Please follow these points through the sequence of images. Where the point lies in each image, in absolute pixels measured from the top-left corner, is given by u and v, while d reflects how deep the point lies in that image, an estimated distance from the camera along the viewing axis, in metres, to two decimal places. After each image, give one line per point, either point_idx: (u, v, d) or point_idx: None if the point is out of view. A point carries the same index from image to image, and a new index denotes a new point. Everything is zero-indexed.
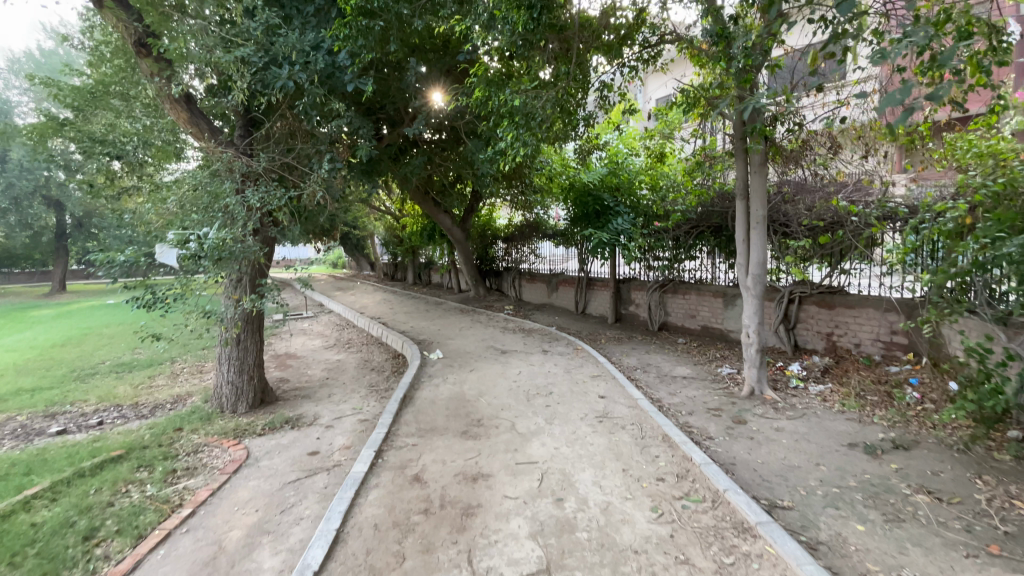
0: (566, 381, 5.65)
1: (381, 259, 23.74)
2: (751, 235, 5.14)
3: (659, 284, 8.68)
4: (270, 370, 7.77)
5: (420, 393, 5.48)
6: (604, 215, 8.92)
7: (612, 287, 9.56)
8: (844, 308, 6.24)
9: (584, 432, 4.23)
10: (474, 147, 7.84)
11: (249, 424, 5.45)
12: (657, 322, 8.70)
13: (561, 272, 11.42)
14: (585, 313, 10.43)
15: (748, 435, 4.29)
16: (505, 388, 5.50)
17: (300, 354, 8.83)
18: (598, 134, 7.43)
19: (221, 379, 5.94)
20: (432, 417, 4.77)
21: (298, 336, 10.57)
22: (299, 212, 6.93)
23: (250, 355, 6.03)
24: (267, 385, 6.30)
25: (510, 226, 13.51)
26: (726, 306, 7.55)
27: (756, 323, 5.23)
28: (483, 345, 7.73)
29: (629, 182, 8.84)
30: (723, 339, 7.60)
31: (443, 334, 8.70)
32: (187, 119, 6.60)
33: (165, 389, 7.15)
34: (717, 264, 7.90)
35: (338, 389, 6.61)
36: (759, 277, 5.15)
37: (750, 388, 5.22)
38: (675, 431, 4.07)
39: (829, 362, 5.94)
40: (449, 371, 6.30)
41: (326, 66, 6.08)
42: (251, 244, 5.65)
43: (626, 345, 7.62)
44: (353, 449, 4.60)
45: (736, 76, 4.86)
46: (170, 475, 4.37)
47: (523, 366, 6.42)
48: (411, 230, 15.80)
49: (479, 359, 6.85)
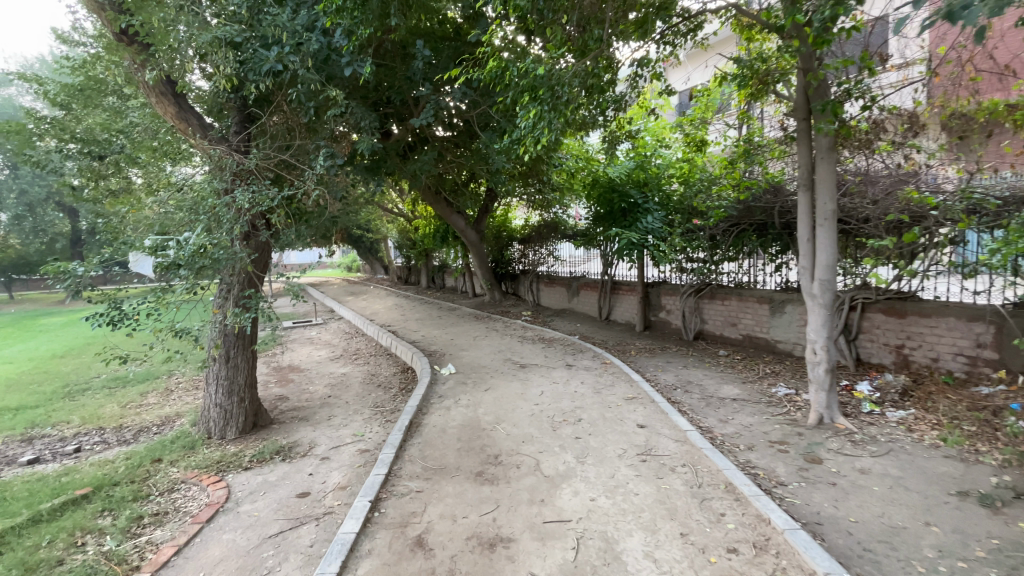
0: (596, 404, 4.89)
1: (395, 263, 23.17)
2: (818, 233, 4.35)
3: (694, 288, 7.87)
4: (269, 386, 7.13)
5: (428, 419, 4.75)
6: (632, 213, 8.14)
7: (639, 292, 8.76)
8: (918, 317, 5.38)
9: (624, 476, 3.47)
10: (488, 140, 7.13)
11: (236, 453, 4.80)
12: (692, 331, 7.88)
13: (582, 275, 10.66)
14: (609, 320, 9.64)
15: (827, 480, 3.49)
16: (525, 413, 4.75)
17: (302, 367, 8.16)
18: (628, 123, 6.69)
19: (209, 401, 5.30)
20: (442, 451, 4.05)
21: (304, 346, 9.96)
22: (296, 214, 6.29)
23: (241, 374, 5.39)
24: (260, 407, 5.65)
25: (526, 227, 12.78)
26: (773, 313, 6.78)
27: (824, 337, 4.41)
28: (501, 358, 6.98)
29: (659, 176, 8.07)
30: (771, 350, 6.79)
31: (456, 345, 7.97)
32: (176, 115, 6.06)
33: (154, 408, 6.53)
34: (760, 266, 7.14)
35: (339, 410, 5.92)
36: (829, 283, 4.36)
37: (817, 415, 4.40)
38: (741, 478, 3.29)
39: (905, 381, 5.06)
40: (462, 390, 5.57)
41: (321, 49, 5.46)
42: (239, 250, 5.02)
43: (660, 357, 6.83)
44: (349, 491, 3.88)
45: (800, 42, 4.08)
46: (135, 522, 3.70)
47: (545, 384, 5.65)
48: (424, 232, 15.19)
49: (495, 376, 6.11)
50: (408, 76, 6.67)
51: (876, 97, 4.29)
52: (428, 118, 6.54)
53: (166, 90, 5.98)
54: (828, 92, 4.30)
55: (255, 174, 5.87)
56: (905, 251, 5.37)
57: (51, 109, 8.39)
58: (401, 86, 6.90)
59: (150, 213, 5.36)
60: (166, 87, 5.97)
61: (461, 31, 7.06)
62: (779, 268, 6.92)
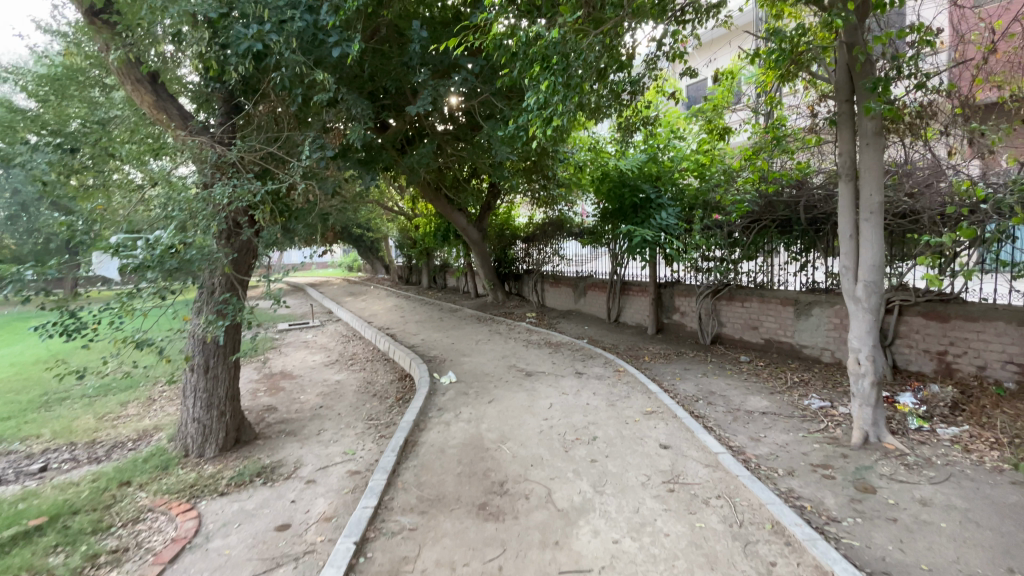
0: (611, 419, 4.41)
1: (397, 262, 22.66)
2: (863, 227, 3.89)
3: (711, 289, 7.39)
4: (257, 396, 6.64)
5: (426, 436, 4.28)
6: (644, 209, 7.67)
7: (651, 292, 8.28)
8: (963, 321, 4.86)
9: (651, 511, 2.99)
10: (489, 130, 6.63)
11: (214, 475, 4.34)
12: (709, 334, 7.40)
13: (589, 274, 10.19)
14: (618, 322, 9.16)
15: (886, 515, 3.00)
16: (534, 430, 4.27)
17: (294, 374, 7.68)
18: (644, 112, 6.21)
19: (186, 416, 4.85)
20: (440, 476, 3.58)
21: (299, 350, 9.51)
22: (284, 211, 5.83)
23: (222, 386, 4.93)
24: (244, 420, 5.18)
25: (531, 225, 12.31)
26: (799, 316, 6.33)
27: (869, 345, 3.94)
28: (505, 364, 6.49)
29: (673, 170, 7.60)
30: (797, 356, 6.32)
31: (457, 350, 7.49)
32: (153, 104, 5.61)
33: (134, 420, 6.07)
34: (783, 265, 6.72)
35: (330, 422, 5.46)
36: (875, 285, 3.89)
37: (862, 434, 3.94)
38: (789, 517, 2.80)
39: (952, 392, 4.56)
40: (463, 402, 5.08)
41: (306, 27, 5.00)
42: (217, 249, 4.57)
43: (676, 364, 6.35)
44: (334, 523, 3.41)
45: (846, 12, 3.61)
46: (89, 562, 3.24)
47: (554, 395, 5.16)
48: (425, 231, 14.73)
49: (499, 385, 5.63)
50: (404, 62, 6.21)
51: (930, 75, 3.81)
52: (425, 107, 5.99)
53: (142, 77, 5.52)
54: (874, 69, 3.83)
55: (245, 166, 5.46)
56: (948, 249, 4.88)
57: (29, 102, 7.93)
58: (396, 73, 6.44)
59: (121, 210, 4.90)
60: (142, 74, 5.51)
61: (460, 15, 6.61)
62: (805, 267, 6.49)
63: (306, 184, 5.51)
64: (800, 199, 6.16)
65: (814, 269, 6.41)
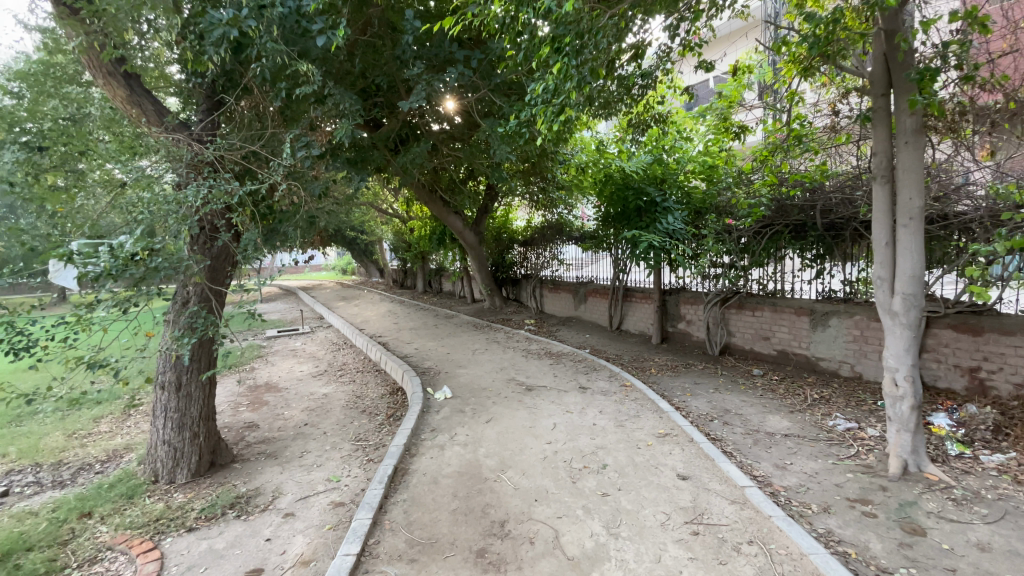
0: (621, 443, 4.03)
1: (392, 266, 22.21)
2: (901, 235, 3.55)
3: (720, 297, 7.02)
4: (238, 411, 6.21)
5: (418, 464, 3.87)
6: (650, 213, 7.28)
7: (656, 300, 7.90)
8: (998, 335, 4.51)
9: (675, 561, 2.60)
10: (487, 128, 6.24)
11: (183, 506, 3.92)
12: (718, 345, 7.02)
13: (590, 280, 9.81)
14: (621, 330, 8.78)
15: (943, 564, 2.63)
16: (536, 456, 3.88)
17: (280, 386, 7.24)
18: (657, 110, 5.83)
19: (156, 438, 4.43)
20: (433, 513, 3.18)
21: (287, 359, 9.06)
22: (266, 214, 5.44)
23: (196, 405, 4.52)
24: (220, 441, 4.76)
25: (529, 228, 11.93)
26: (814, 327, 5.98)
27: (908, 364, 3.59)
28: (504, 377, 6.09)
29: (680, 171, 7.24)
30: (813, 370, 5.97)
31: (453, 361, 7.08)
32: (126, 99, 5.20)
33: (104, 438, 5.63)
34: (796, 272, 6.38)
35: (314, 443, 5.04)
36: (914, 298, 3.54)
37: (901, 463, 3.61)
38: (836, 571, 2.41)
39: (991, 413, 4.21)
40: (459, 422, 4.68)
41: (288, 14, 4.62)
42: (189, 257, 4.16)
43: (685, 377, 5.97)
44: (312, 569, 2.99)
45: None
46: None
47: (557, 414, 4.77)
48: (420, 234, 14.31)
49: (498, 401, 5.23)
50: (396, 55, 5.84)
51: (976, 67, 3.48)
52: (418, 102, 5.53)
53: (114, 70, 5.13)
54: (915, 59, 3.53)
55: (225, 165, 5.07)
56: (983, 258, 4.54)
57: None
58: (388, 67, 6.06)
59: (86, 212, 4.48)
60: (115, 67, 5.12)
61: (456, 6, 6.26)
62: (820, 274, 6.15)
63: (289, 184, 5.11)
64: (816, 203, 5.83)
65: (830, 276, 6.08)
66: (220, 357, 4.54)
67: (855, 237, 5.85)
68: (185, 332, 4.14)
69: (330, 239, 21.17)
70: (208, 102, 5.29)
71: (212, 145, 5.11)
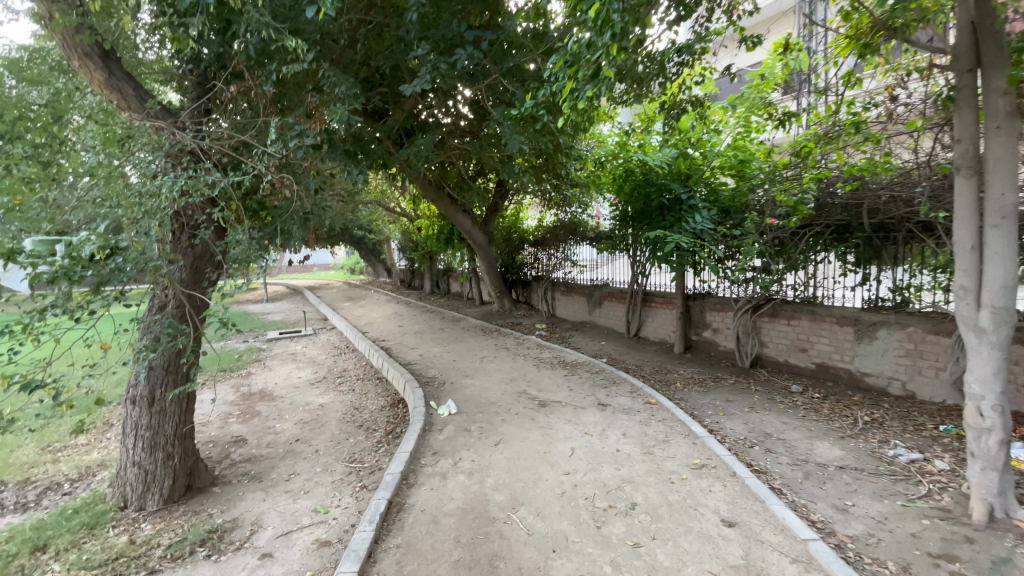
0: (652, 476, 3.49)
1: (399, 266, 21.79)
2: (988, 237, 2.99)
3: (751, 304, 6.44)
4: (227, 424, 5.73)
5: (416, 497, 3.36)
6: (674, 211, 6.72)
7: (678, 306, 7.33)
8: None
9: None
10: (496, 116, 5.71)
11: (149, 541, 3.44)
12: (748, 356, 6.43)
13: (606, 283, 9.27)
14: (639, 338, 8.21)
15: None
16: (552, 490, 3.34)
17: (274, 394, 6.76)
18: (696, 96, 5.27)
19: (126, 458, 3.97)
20: (431, 565, 2.66)
21: (286, 363, 8.59)
22: (256, 210, 4.97)
23: (171, 421, 4.05)
24: (198, 462, 4.29)
25: (540, 228, 11.39)
26: (859, 339, 5.40)
27: (998, 391, 3.01)
28: (514, 390, 5.55)
29: (707, 166, 6.68)
30: (857, 387, 5.39)
31: (459, 370, 6.58)
32: (103, 82, 4.79)
33: (79, 453, 5.17)
34: (836, 279, 5.78)
35: (304, 463, 4.54)
36: (1005, 313, 2.97)
37: (987, 508, 3.03)
38: None
39: None
40: (464, 444, 4.16)
41: None
42: (159, 256, 3.68)
43: (715, 392, 5.41)
44: None
45: None
46: None
47: (574, 436, 4.22)
48: (427, 233, 13.85)
49: (508, 419, 4.70)
50: (399, 35, 5.34)
51: None
52: (422, 86, 4.99)
53: (91, 51, 4.70)
54: (1008, 27, 2.98)
55: (213, 155, 4.63)
56: None
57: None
58: (391, 49, 5.57)
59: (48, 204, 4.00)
60: (91, 48, 4.69)
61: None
62: (865, 281, 5.58)
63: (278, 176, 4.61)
64: (863, 202, 5.27)
65: (876, 282, 5.51)
66: (195, 370, 4.05)
67: (908, 239, 5.28)
68: (148, 346, 3.67)
69: (337, 237, 20.72)
70: (195, 86, 4.87)
71: (198, 133, 4.66)
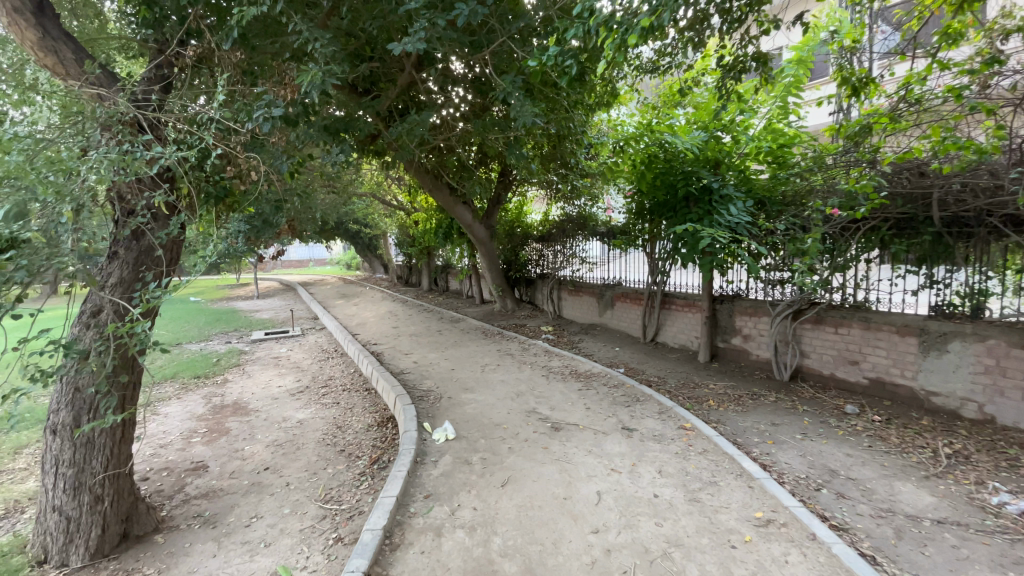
0: (705, 538, 2.71)
1: (396, 262, 21.03)
2: None
3: (791, 308, 5.64)
4: (189, 445, 4.94)
5: (402, 567, 2.57)
6: (702, 202, 5.96)
7: (704, 309, 6.55)
8: None
9: None
10: (505, 84, 4.79)
11: None
12: (788, 368, 5.67)
13: (619, 282, 8.49)
14: (657, 343, 7.43)
15: None
16: (580, 559, 2.56)
17: (249, 407, 5.96)
18: (754, 56, 4.46)
19: (44, 501, 3.21)
20: None
21: (267, 369, 7.80)
22: (219, 196, 4.19)
23: (99, 457, 3.27)
24: (138, 503, 3.51)
25: (545, 222, 10.58)
26: (925, 352, 4.63)
27: None
28: (522, 408, 4.76)
29: (740, 151, 5.90)
30: (921, 409, 4.63)
31: (458, 380, 5.81)
32: (34, 42, 3.89)
33: (8, 483, 4.39)
34: (894, 281, 5.02)
35: (270, 500, 3.76)
36: None
37: None
38: None
39: None
40: (464, 483, 3.39)
41: None
42: (74, 250, 2.88)
43: (757, 413, 4.64)
44: None
45: None
46: None
47: (599, 474, 3.43)
48: (424, 227, 13.07)
49: (515, 447, 3.92)
50: None
51: None
52: (415, 46, 4.17)
53: (22, 5, 3.80)
54: None
55: (163, 127, 3.85)
56: None
57: None
58: (379, 6, 4.71)
59: None
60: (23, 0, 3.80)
61: None
62: (930, 284, 4.81)
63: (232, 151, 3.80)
64: (932, 190, 4.52)
65: (940, 284, 4.76)
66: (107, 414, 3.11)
67: (984, 236, 4.52)
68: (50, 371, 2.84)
69: (332, 230, 19.81)
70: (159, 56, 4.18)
71: (148, 102, 3.88)
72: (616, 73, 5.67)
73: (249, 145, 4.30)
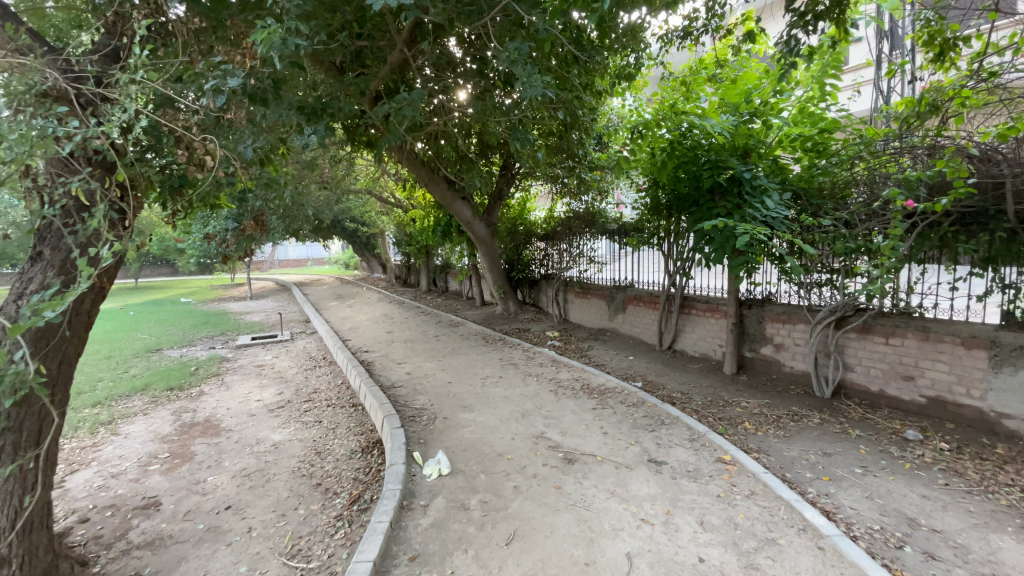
0: None
1: (394, 262, 20.37)
2: None
3: (833, 316, 4.97)
4: (144, 475, 4.28)
5: None
6: (731, 195, 5.32)
7: (730, 315, 5.89)
8: None
9: None
10: (507, 54, 4.04)
11: None
12: (829, 384, 5.01)
13: (631, 284, 7.83)
14: (675, 351, 6.77)
15: None
16: None
17: (220, 427, 5.30)
18: None
19: None
20: None
21: (248, 380, 7.14)
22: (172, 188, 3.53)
23: (6, 508, 2.62)
24: (61, 563, 2.87)
25: (550, 219, 9.91)
26: (999, 368, 3.96)
27: None
28: (528, 433, 4.10)
29: (772, 136, 5.25)
30: (991, 434, 3.96)
31: (456, 396, 5.16)
32: None
33: None
34: (957, 285, 4.34)
35: (224, 554, 3.09)
36: None
37: None
38: None
39: None
40: (460, 539, 2.72)
41: None
42: None
43: (803, 440, 3.97)
44: None
45: None
46: None
47: (626, 527, 2.77)
48: (421, 224, 12.40)
49: (522, 486, 3.27)
50: None
51: None
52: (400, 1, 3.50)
53: None
54: None
55: (97, 102, 3.19)
56: None
57: None
58: None
59: None
60: None
61: None
62: (1003, 289, 4.13)
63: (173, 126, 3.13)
64: (1004, 180, 3.78)
65: (1011, 287, 4.09)
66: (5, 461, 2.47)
67: None
68: None
69: (327, 228, 19.17)
70: (107, 25, 3.51)
71: (78, 71, 3.20)
72: (634, 41, 4.99)
73: (206, 125, 3.65)
